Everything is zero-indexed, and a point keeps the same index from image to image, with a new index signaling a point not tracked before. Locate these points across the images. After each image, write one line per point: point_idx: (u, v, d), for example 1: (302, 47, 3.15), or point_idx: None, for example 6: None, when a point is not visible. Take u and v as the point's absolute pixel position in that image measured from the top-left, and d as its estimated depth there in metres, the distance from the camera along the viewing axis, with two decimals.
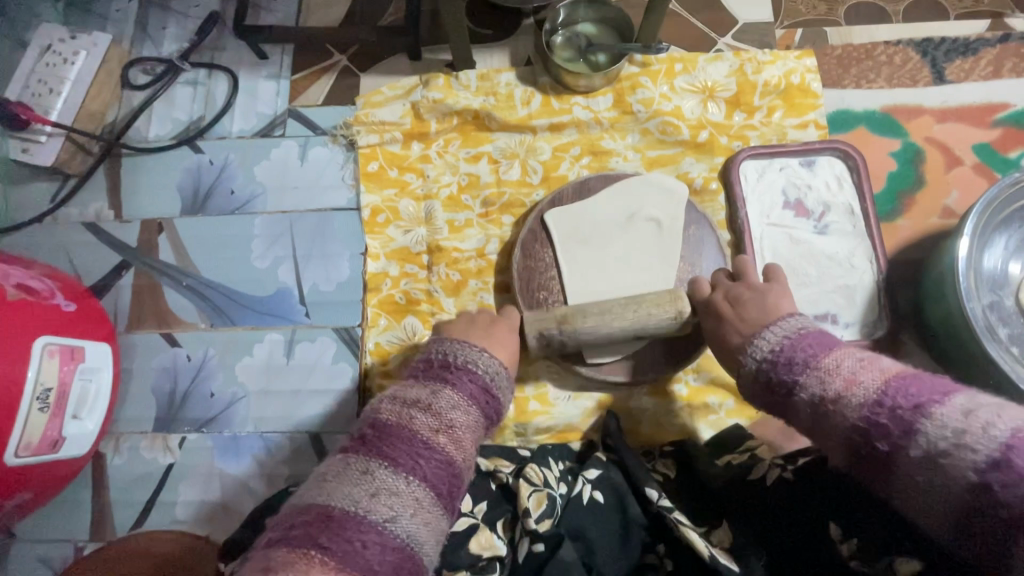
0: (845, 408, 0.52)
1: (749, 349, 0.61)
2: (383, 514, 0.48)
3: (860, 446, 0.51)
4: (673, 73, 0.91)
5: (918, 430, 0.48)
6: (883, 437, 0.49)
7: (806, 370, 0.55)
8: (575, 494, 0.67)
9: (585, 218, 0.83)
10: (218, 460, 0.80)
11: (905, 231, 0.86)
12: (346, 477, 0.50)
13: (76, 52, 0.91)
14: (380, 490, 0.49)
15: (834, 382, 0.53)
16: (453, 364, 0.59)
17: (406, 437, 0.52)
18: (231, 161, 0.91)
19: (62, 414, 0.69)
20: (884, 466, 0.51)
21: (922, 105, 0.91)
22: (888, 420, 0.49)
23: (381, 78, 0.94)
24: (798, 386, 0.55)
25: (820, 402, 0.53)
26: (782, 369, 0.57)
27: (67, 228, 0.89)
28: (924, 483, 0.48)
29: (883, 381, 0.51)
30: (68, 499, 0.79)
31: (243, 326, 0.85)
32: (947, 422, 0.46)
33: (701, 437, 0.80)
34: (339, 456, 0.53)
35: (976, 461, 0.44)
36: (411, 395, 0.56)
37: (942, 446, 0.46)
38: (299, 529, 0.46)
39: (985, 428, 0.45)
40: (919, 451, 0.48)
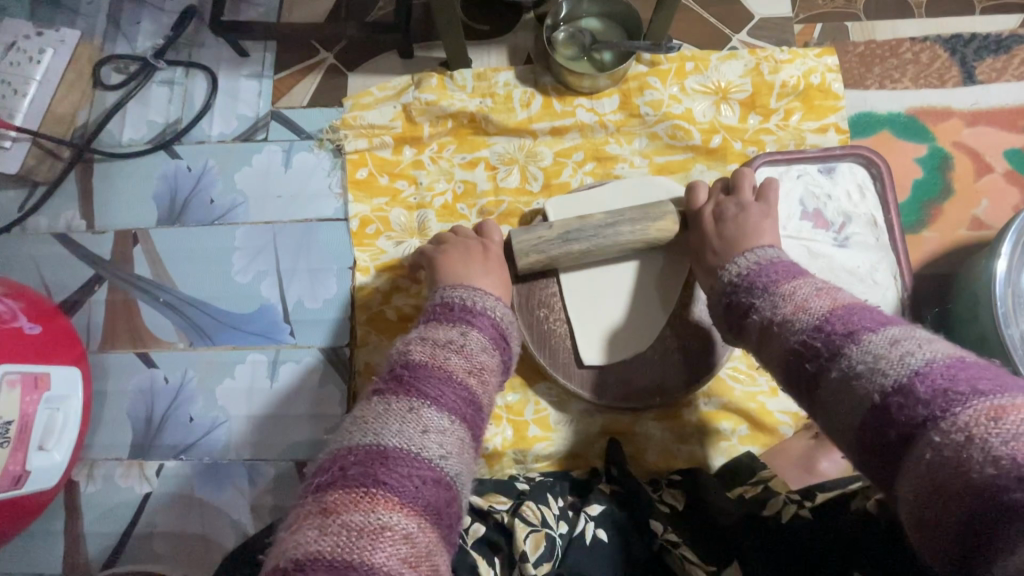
0: (790, 328, 0.49)
1: (723, 268, 0.60)
2: (435, 451, 0.45)
3: (793, 363, 0.48)
4: (684, 73, 0.85)
5: (843, 353, 0.44)
6: (813, 356, 0.46)
7: (763, 294, 0.53)
8: (577, 534, 0.61)
9: (591, 211, 0.76)
10: (198, 490, 0.75)
11: (931, 243, 0.81)
12: (388, 416, 0.46)
13: (42, 49, 0.85)
14: (428, 427, 0.46)
15: (785, 306, 0.51)
16: (473, 310, 0.58)
17: (442, 375, 0.50)
18: (210, 167, 0.86)
19: (25, 447, 0.64)
20: (808, 384, 0.47)
21: (951, 107, 0.85)
22: (823, 342, 0.46)
23: (370, 78, 0.88)
24: (753, 308, 0.54)
25: (769, 323, 0.51)
26: (744, 292, 0.56)
27: (36, 240, 0.83)
28: (835, 399, 0.44)
29: (830, 308, 0.48)
30: (40, 531, 0.74)
31: (223, 345, 0.80)
32: (872, 348, 0.43)
33: (712, 467, 0.75)
34: (373, 398, 0.49)
35: (883, 385, 0.41)
36: (441, 337, 0.54)
37: (858, 368, 0.43)
38: (354, 468, 0.43)
39: (903, 355, 0.41)
40: (840, 370, 0.44)
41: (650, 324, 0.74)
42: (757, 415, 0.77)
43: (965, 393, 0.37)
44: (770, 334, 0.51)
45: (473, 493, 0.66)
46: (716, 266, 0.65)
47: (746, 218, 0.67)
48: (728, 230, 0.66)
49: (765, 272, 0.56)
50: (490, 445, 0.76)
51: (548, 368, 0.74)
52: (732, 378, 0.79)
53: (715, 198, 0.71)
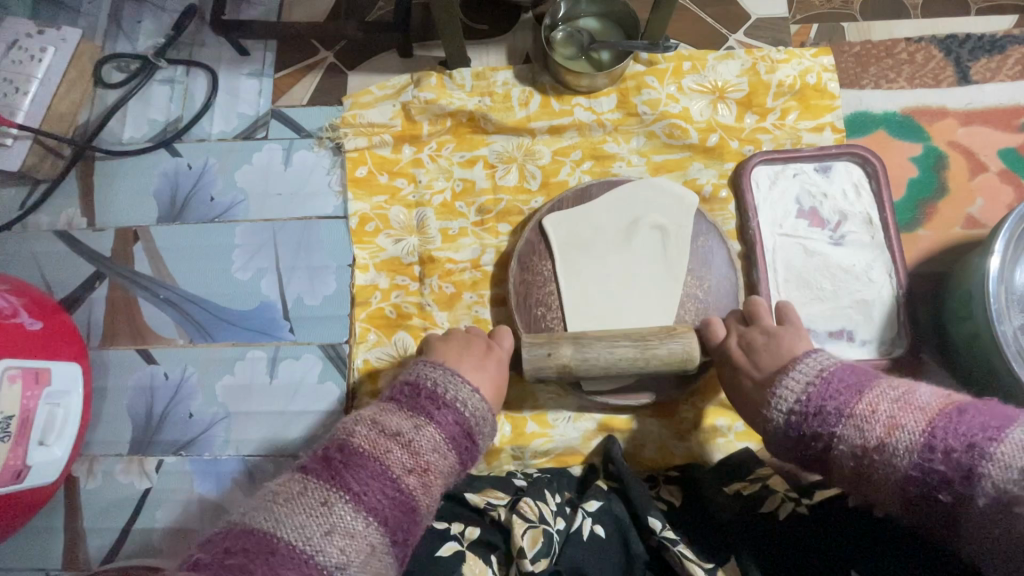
0: (895, 458, 0.48)
1: (773, 401, 0.56)
2: (332, 556, 0.46)
3: (918, 498, 0.48)
4: (681, 72, 0.85)
5: (981, 474, 0.44)
6: (944, 486, 0.46)
7: (841, 420, 0.51)
8: (574, 530, 0.61)
9: (587, 223, 0.78)
10: (198, 486, 0.75)
11: (926, 242, 0.81)
12: (299, 504, 0.48)
13: (43, 48, 0.85)
14: (335, 527, 0.47)
15: (874, 430, 0.49)
16: (439, 399, 0.56)
17: (374, 471, 0.50)
18: (211, 166, 0.86)
19: (25, 442, 0.65)
20: (948, 518, 0.47)
21: (945, 106, 0.86)
22: (945, 467, 0.46)
23: (370, 76, 0.89)
24: (835, 437, 0.51)
25: (862, 451, 0.50)
26: (814, 421, 0.53)
27: (38, 237, 0.84)
28: (999, 533, 0.44)
29: (928, 422, 0.47)
30: (40, 527, 0.75)
31: (223, 342, 0.80)
32: (1010, 462, 0.43)
33: (708, 462, 0.76)
34: (297, 476, 0.51)
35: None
36: (391, 426, 0.53)
37: (1013, 492, 0.43)
38: (237, 555, 0.44)
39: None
40: (985, 502, 0.44)
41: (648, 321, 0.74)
42: None
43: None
44: (865, 468, 0.50)
45: (468, 489, 0.66)
46: (759, 392, 0.60)
47: (777, 347, 0.62)
48: (763, 360, 0.62)
49: (818, 397, 0.53)
50: (488, 441, 0.77)
51: None
52: None
53: (736, 331, 0.67)
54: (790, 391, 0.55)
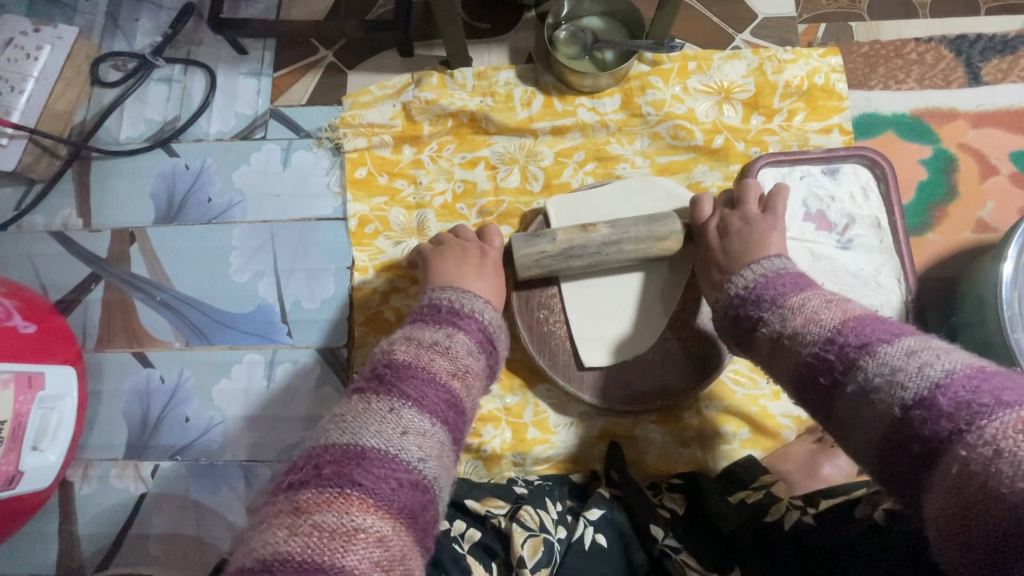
0: (801, 341, 0.48)
1: (731, 281, 0.60)
2: (412, 454, 0.45)
3: (806, 376, 0.48)
4: (686, 73, 0.84)
5: (859, 366, 0.44)
6: (827, 370, 0.46)
7: (771, 307, 0.53)
8: (575, 539, 0.60)
9: (592, 213, 0.76)
10: (194, 492, 0.74)
11: (935, 246, 0.80)
12: (367, 416, 0.46)
13: (39, 46, 0.83)
14: (407, 429, 0.46)
15: (794, 319, 0.50)
16: (460, 312, 0.59)
17: (425, 376, 0.50)
18: (208, 166, 0.85)
19: (18, 448, 0.64)
20: (824, 399, 0.47)
21: (955, 108, 0.84)
22: (835, 353, 0.45)
23: (370, 76, 0.87)
24: (761, 322, 0.54)
25: (779, 335, 0.51)
26: (750, 306, 0.56)
27: (33, 238, 0.83)
28: (853, 414, 0.44)
29: (842, 319, 0.47)
30: (33, 532, 0.74)
31: (220, 345, 0.79)
32: (888, 359, 0.42)
33: (712, 470, 0.75)
34: (353, 397, 0.49)
35: (904, 398, 0.40)
36: (426, 337, 0.54)
37: (876, 381, 0.42)
38: (328, 468, 0.43)
39: (920, 367, 0.41)
40: (854, 386, 0.43)
41: (649, 326, 0.73)
42: (758, 418, 0.76)
43: (989, 405, 0.36)
44: (781, 344, 0.51)
45: (469, 497, 0.65)
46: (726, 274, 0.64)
47: (750, 233, 0.66)
48: (732, 245, 0.65)
49: (771, 286, 0.56)
50: (488, 447, 0.76)
51: (548, 370, 0.73)
52: (733, 382, 0.78)
53: (720, 212, 0.70)
54: (747, 277, 0.59)
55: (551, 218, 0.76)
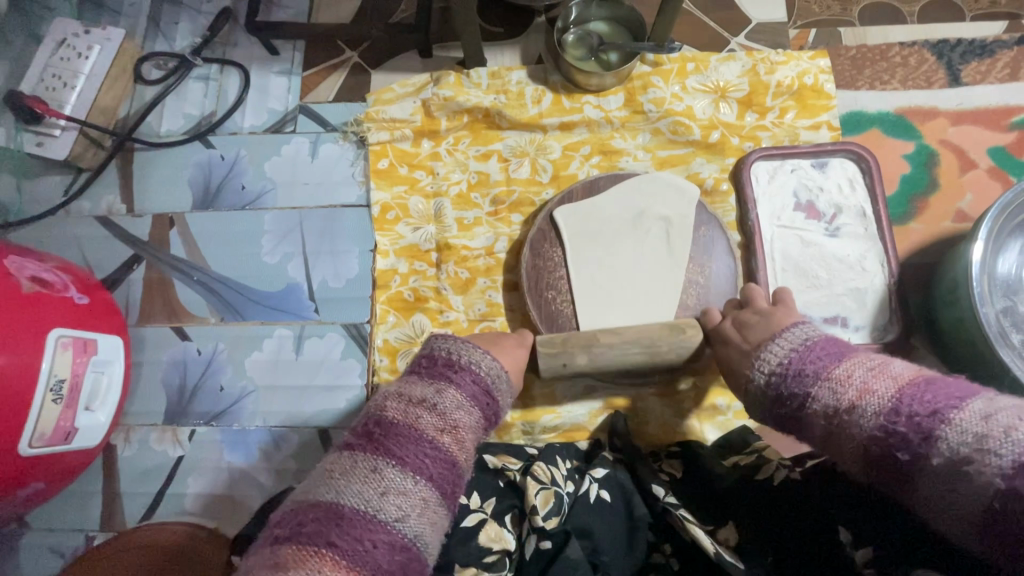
0: (860, 419, 0.48)
1: (756, 362, 0.57)
2: (391, 514, 0.46)
3: (878, 457, 0.48)
4: (685, 73, 0.91)
5: (938, 436, 0.44)
6: (903, 445, 0.46)
7: (817, 381, 0.52)
8: (581, 493, 0.66)
9: (593, 213, 0.83)
10: (227, 454, 0.80)
11: (917, 234, 0.86)
12: (353, 474, 0.48)
13: (90, 46, 0.91)
14: (389, 489, 0.47)
15: (847, 393, 0.50)
16: (456, 365, 0.56)
17: (411, 435, 0.50)
18: (241, 157, 0.92)
19: (75, 406, 0.70)
20: (905, 479, 0.47)
21: (937, 107, 0.90)
22: (907, 427, 0.46)
23: (392, 75, 0.94)
24: (809, 399, 0.52)
25: (833, 412, 0.50)
26: (793, 383, 0.53)
27: (81, 221, 0.90)
28: (947, 493, 0.45)
29: (898, 390, 0.48)
30: (79, 491, 0.80)
31: (252, 321, 0.85)
32: (967, 427, 0.43)
33: (708, 439, 0.80)
34: (343, 453, 0.50)
35: (1002, 466, 0.41)
36: (416, 393, 0.53)
37: (964, 452, 0.43)
38: (310, 526, 0.44)
39: (1006, 431, 0.42)
40: (940, 464, 0.44)
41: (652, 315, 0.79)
42: None
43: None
44: (836, 426, 0.50)
45: (485, 452, 0.71)
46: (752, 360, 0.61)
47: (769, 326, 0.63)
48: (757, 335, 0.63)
49: (796, 366, 0.54)
50: None
51: None
52: None
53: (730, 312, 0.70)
54: (772, 356, 0.56)
55: (559, 229, 0.82)
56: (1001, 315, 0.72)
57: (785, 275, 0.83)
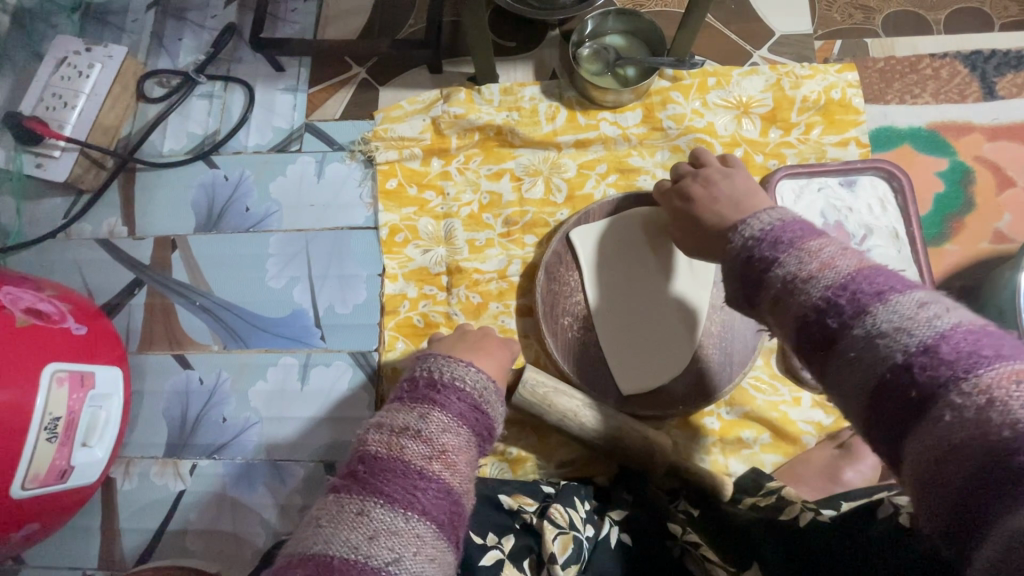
0: (811, 288, 0.41)
1: (739, 226, 0.47)
2: (385, 558, 0.41)
3: (810, 326, 0.40)
4: (706, 88, 0.87)
5: (869, 311, 0.37)
6: (836, 312, 0.39)
7: (789, 250, 0.43)
8: (603, 537, 0.61)
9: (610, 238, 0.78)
10: (230, 489, 0.77)
11: (953, 256, 0.81)
12: (339, 520, 0.42)
13: (91, 65, 0.89)
14: (379, 530, 0.41)
15: (810, 263, 0.42)
16: (440, 383, 0.50)
17: (398, 468, 0.44)
18: (246, 177, 0.89)
19: (70, 443, 0.67)
20: (822, 347, 0.40)
21: (971, 121, 0.86)
22: (846, 302, 0.39)
23: (400, 91, 0.91)
24: (776, 263, 0.43)
25: (791, 280, 0.42)
26: (768, 248, 0.44)
27: (80, 244, 0.87)
28: (850, 364, 0.38)
29: (858, 268, 0.40)
30: (76, 527, 0.77)
31: (256, 348, 0.82)
32: (901, 308, 0.37)
33: (734, 474, 0.76)
34: (330, 496, 0.44)
35: (909, 345, 0.35)
36: (398, 421, 0.47)
37: (884, 326, 0.37)
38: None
39: (931, 318, 0.36)
40: (855, 339, 0.38)
41: (672, 354, 0.75)
42: (779, 424, 0.78)
43: (992, 356, 0.33)
44: (786, 294, 0.42)
45: (500, 492, 0.68)
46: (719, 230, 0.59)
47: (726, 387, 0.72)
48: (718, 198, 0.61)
49: (777, 237, 0.44)
50: (514, 449, 0.79)
51: (573, 375, 0.75)
52: (755, 388, 0.79)
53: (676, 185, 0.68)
54: (763, 221, 0.46)
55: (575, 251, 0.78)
56: None
57: None
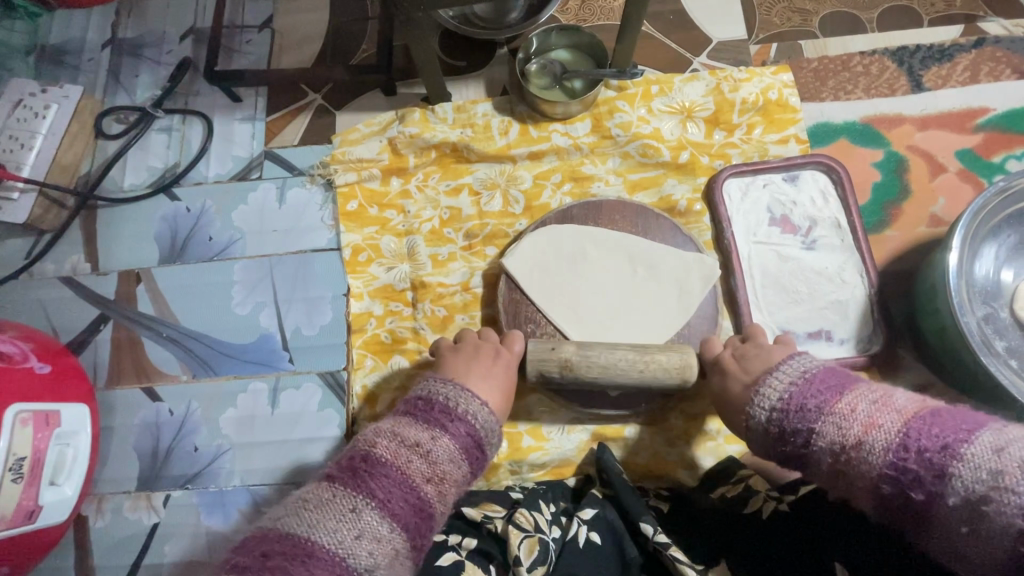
0: (870, 456, 0.50)
1: (755, 399, 0.59)
2: (362, 560, 0.50)
3: (889, 496, 0.50)
4: (650, 96, 0.90)
5: (952, 474, 0.47)
6: (916, 483, 0.48)
7: (820, 417, 0.53)
8: (570, 537, 0.64)
9: (591, 238, 0.81)
10: (205, 518, 0.77)
11: (893, 242, 0.85)
12: (330, 509, 0.51)
13: (47, 105, 0.90)
14: (364, 532, 0.51)
15: (852, 429, 0.52)
16: (453, 412, 0.59)
17: (395, 478, 0.54)
18: (208, 207, 0.90)
19: (37, 483, 0.67)
20: (918, 516, 0.49)
21: (902, 113, 0.90)
22: (919, 466, 0.48)
23: (357, 115, 0.94)
24: (815, 434, 0.53)
25: (840, 448, 0.52)
26: (794, 418, 0.55)
27: (44, 283, 0.87)
28: (965, 535, 0.47)
29: (904, 423, 0.50)
30: (50, 569, 0.76)
31: (224, 376, 0.83)
32: (981, 463, 0.46)
33: (702, 467, 0.78)
34: (325, 483, 0.54)
35: (1019, 506, 0.44)
36: (410, 436, 0.56)
37: (980, 491, 0.45)
38: (275, 558, 0.48)
39: (1019, 467, 0.45)
40: (958, 509, 0.47)
41: None
42: None
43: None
44: (844, 464, 0.52)
45: (467, 504, 0.69)
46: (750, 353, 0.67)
47: None
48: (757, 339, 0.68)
49: (793, 411, 0.55)
50: None
51: (538, 380, 0.77)
52: None
53: (732, 346, 0.70)
54: (769, 395, 0.58)
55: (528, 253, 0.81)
56: (982, 323, 0.71)
57: (765, 291, 0.82)
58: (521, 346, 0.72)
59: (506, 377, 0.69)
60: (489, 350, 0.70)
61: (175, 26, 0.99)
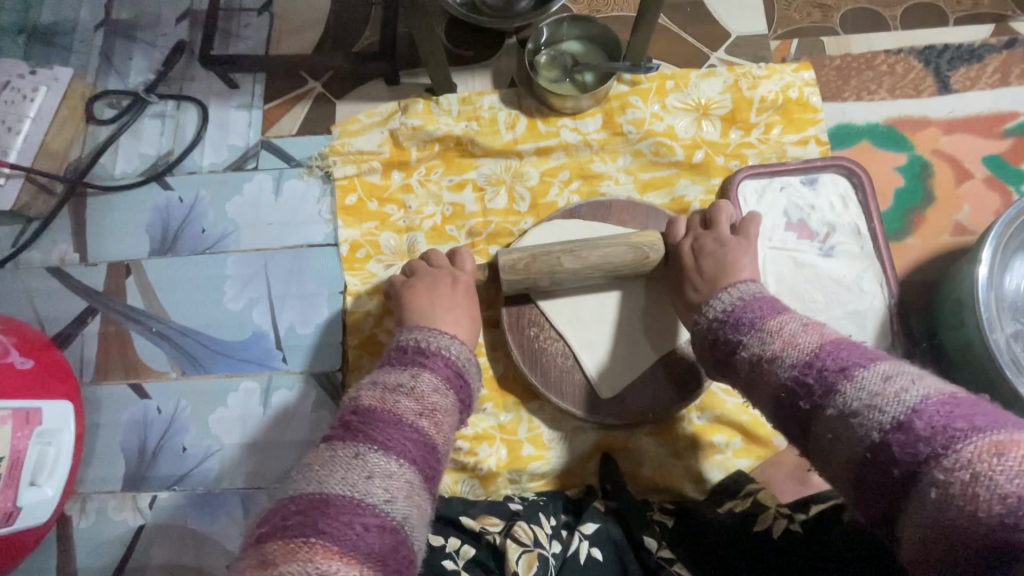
0: (779, 367, 0.52)
1: (705, 307, 0.62)
2: (379, 496, 0.46)
3: (786, 405, 0.51)
4: (664, 91, 0.87)
5: (837, 391, 0.47)
6: (807, 395, 0.49)
7: (750, 330, 0.56)
8: (571, 553, 0.61)
9: (593, 233, 0.77)
10: (192, 521, 0.75)
11: (915, 251, 0.82)
12: (335, 462, 0.47)
13: (36, 87, 0.87)
14: (374, 472, 0.47)
15: (772, 343, 0.53)
16: (426, 350, 0.60)
17: (391, 419, 0.51)
18: (201, 198, 0.87)
19: (15, 484, 0.64)
20: (802, 420, 0.50)
21: (928, 116, 0.86)
22: (813, 380, 0.49)
23: (358, 105, 0.90)
24: (741, 345, 0.56)
25: (757, 359, 0.54)
26: (729, 329, 0.58)
27: (30, 273, 0.84)
28: (829, 440, 0.47)
29: (819, 344, 0.51)
30: (32, 570, 0.73)
31: (215, 373, 0.80)
32: (865, 384, 0.46)
33: (709, 481, 0.75)
34: (323, 445, 0.50)
35: (882, 422, 0.43)
36: (391, 380, 0.55)
37: (855, 406, 0.45)
38: (294, 519, 0.43)
39: (897, 393, 0.44)
40: (832, 413, 0.47)
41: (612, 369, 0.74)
42: (750, 426, 0.77)
43: (964, 430, 0.40)
44: (757, 374, 0.54)
45: (464, 514, 0.66)
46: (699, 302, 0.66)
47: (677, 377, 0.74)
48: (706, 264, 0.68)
49: (740, 313, 0.58)
50: (485, 466, 0.76)
51: (541, 388, 0.74)
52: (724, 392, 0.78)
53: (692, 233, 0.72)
54: (718, 308, 0.61)
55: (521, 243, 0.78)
56: (1011, 340, 0.67)
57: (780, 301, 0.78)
58: (471, 264, 0.75)
59: (468, 297, 0.71)
60: (444, 277, 0.72)
61: (171, 8, 0.95)
